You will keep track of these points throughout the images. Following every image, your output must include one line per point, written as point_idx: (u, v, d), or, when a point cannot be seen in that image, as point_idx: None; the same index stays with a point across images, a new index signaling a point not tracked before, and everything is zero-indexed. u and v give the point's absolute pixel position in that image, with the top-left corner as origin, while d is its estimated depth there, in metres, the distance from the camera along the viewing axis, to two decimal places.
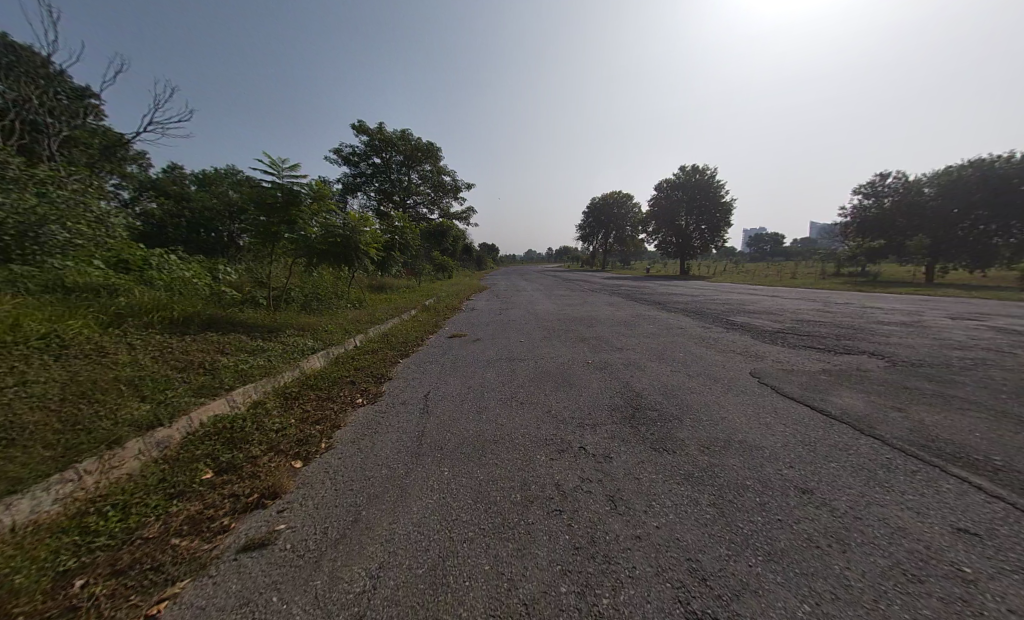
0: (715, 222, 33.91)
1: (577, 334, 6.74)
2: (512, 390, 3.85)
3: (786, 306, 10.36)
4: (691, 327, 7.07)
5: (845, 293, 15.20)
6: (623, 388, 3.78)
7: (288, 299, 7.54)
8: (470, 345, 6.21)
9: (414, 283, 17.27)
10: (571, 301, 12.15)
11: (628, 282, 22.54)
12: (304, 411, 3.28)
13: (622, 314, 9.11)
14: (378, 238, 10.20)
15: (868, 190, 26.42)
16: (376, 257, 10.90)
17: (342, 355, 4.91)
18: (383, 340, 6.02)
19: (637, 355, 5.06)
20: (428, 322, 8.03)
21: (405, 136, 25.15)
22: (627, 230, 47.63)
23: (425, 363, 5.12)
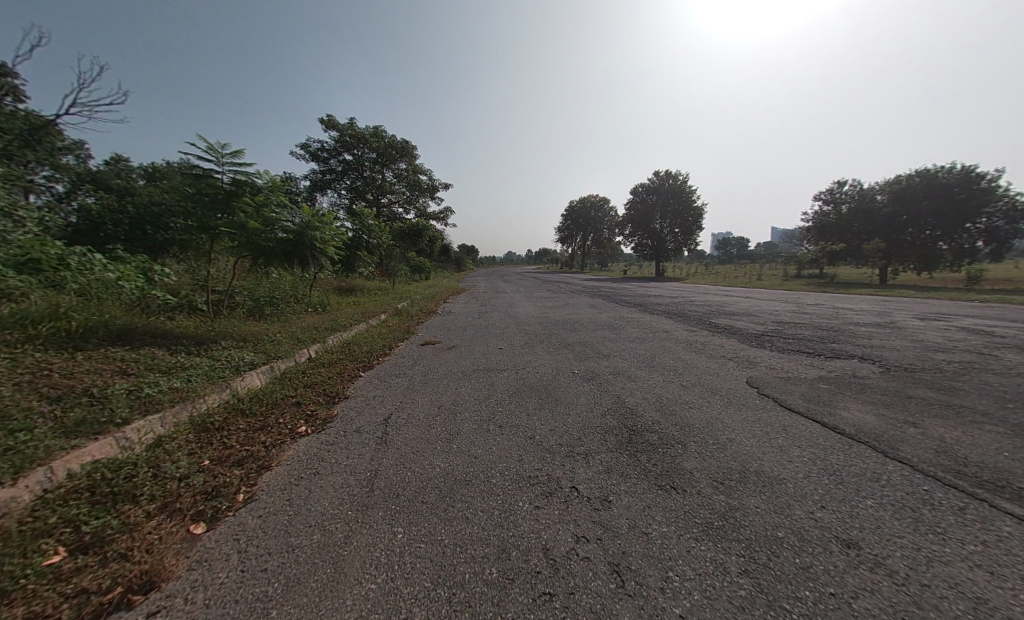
0: (688, 225, 34.76)
1: (558, 340, 6.30)
2: (487, 409, 3.32)
3: (763, 307, 10.39)
4: (675, 330, 6.79)
5: (812, 294, 15.67)
6: (614, 404, 3.33)
7: (239, 305, 6.64)
8: (442, 353, 5.64)
9: (387, 285, 16.41)
10: (551, 303, 11.77)
11: (606, 284, 22.50)
12: (224, 449, 2.64)
13: (604, 317, 8.79)
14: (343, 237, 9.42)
15: (828, 196, 27.78)
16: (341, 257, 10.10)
17: (290, 370, 4.23)
18: (342, 350, 5.32)
19: (624, 364, 4.67)
20: (398, 328, 7.37)
21: (378, 133, 24.26)
22: (603, 232, 48.21)
23: (390, 376, 4.50)
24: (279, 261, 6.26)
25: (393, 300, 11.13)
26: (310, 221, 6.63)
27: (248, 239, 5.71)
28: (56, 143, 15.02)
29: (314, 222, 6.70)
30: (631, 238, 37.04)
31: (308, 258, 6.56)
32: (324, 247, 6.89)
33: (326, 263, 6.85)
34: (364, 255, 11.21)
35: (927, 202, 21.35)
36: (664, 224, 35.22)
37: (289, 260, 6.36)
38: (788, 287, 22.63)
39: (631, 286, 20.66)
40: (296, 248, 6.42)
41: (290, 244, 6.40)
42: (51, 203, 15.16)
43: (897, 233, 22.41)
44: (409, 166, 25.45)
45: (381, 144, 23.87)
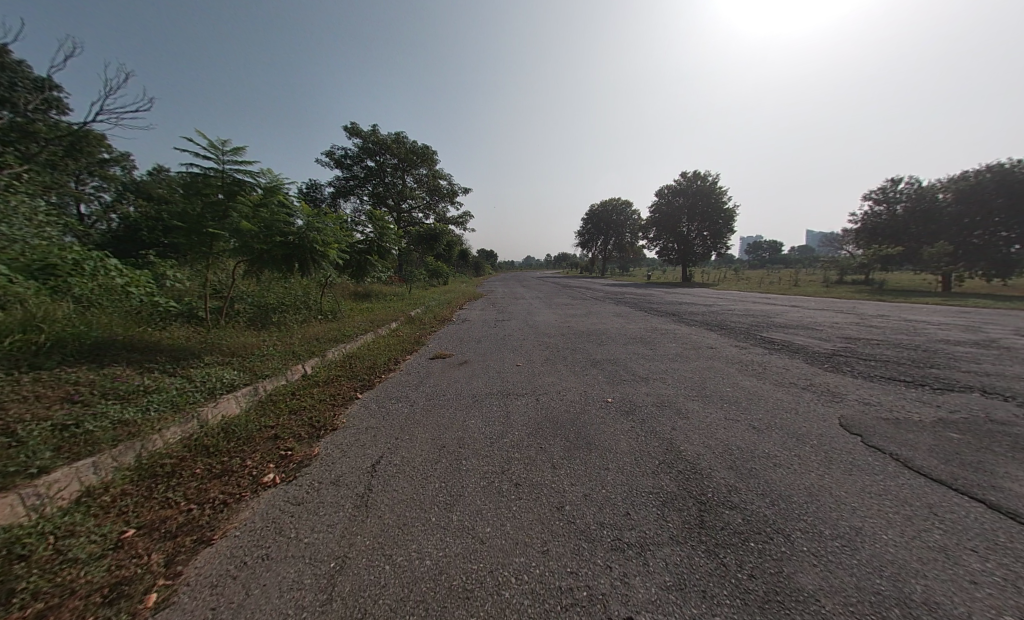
0: (719, 229, 32.97)
1: (584, 356, 5.52)
2: (501, 456, 2.60)
3: (817, 319, 9.18)
4: (722, 346, 5.86)
5: (866, 302, 14.08)
6: (667, 454, 2.54)
7: (242, 313, 6.18)
8: (453, 370, 4.96)
9: (405, 290, 16.07)
10: (575, 312, 10.98)
11: (632, 290, 21.35)
12: (161, 511, 2.03)
13: (636, 328, 7.93)
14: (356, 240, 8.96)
15: (879, 196, 25.54)
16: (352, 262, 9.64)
17: (277, 394, 3.67)
18: (341, 365, 4.75)
19: (669, 392, 3.83)
20: (408, 338, 6.79)
21: (401, 139, 24.30)
22: (628, 236, 46.82)
23: (389, 401, 3.84)
24: (274, 264, 5.41)
25: (408, 307, 10.63)
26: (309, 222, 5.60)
27: (239, 240, 5.05)
28: (98, 154, 15.73)
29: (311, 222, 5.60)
30: (657, 242, 35.56)
31: (306, 263, 5.55)
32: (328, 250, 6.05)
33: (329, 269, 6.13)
34: (378, 259, 10.76)
35: (1000, 201, 19.04)
36: (693, 228, 33.60)
37: (283, 265, 5.44)
38: (833, 295, 20.81)
39: (659, 292, 19.47)
40: (292, 252, 5.46)
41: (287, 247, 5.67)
42: (95, 211, 15.91)
43: (963, 235, 20.11)
44: (430, 171, 25.26)
45: (403, 150, 23.85)
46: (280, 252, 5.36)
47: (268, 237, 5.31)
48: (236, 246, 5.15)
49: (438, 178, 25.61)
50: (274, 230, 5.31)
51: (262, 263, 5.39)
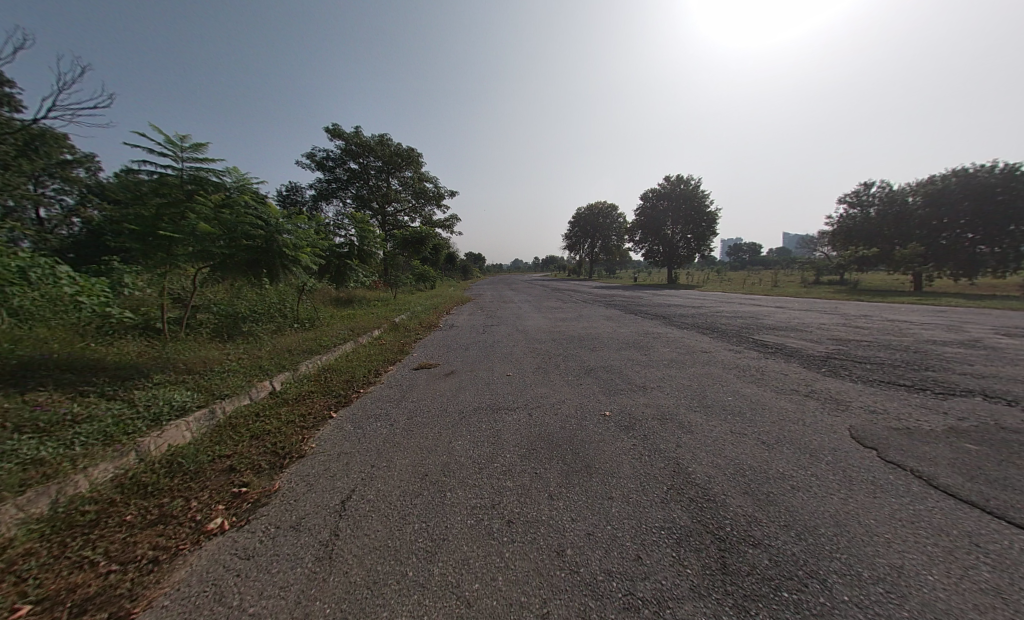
0: (702, 231, 33.54)
1: (577, 363, 5.26)
2: (491, 486, 2.29)
3: (805, 319, 9.19)
4: (717, 350, 5.71)
5: (849, 302, 14.30)
6: (675, 477, 2.29)
7: (205, 323, 5.69)
8: (438, 382, 4.61)
9: (389, 295, 15.61)
10: (565, 315, 10.78)
11: (619, 293, 21.36)
12: (72, 577, 1.65)
13: (627, 332, 7.76)
14: (323, 241, 8.38)
15: (854, 199, 26.39)
16: (318, 263, 8.98)
17: (238, 417, 3.26)
18: (313, 380, 4.35)
19: (669, 402, 3.61)
20: (391, 347, 6.41)
21: (384, 141, 23.78)
22: (614, 239, 47.25)
23: (366, 420, 3.47)
24: (238, 271, 4.81)
25: (392, 313, 10.20)
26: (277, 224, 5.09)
27: (196, 244, 4.50)
28: (57, 154, 14.77)
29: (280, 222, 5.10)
30: (642, 244, 35.93)
31: (276, 268, 5.06)
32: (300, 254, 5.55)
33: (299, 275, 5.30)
34: (359, 263, 10.27)
35: (967, 204, 19.83)
36: (676, 230, 34.09)
37: (249, 273, 4.90)
38: (813, 295, 21.30)
39: (646, 295, 19.49)
40: (259, 257, 4.95)
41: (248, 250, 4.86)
42: (57, 215, 14.99)
43: (934, 236, 20.86)
44: (414, 174, 24.78)
45: (386, 153, 23.36)
46: (246, 256, 4.84)
47: (231, 240, 4.72)
48: (196, 250, 4.58)
49: (423, 181, 25.19)
50: (238, 233, 4.71)
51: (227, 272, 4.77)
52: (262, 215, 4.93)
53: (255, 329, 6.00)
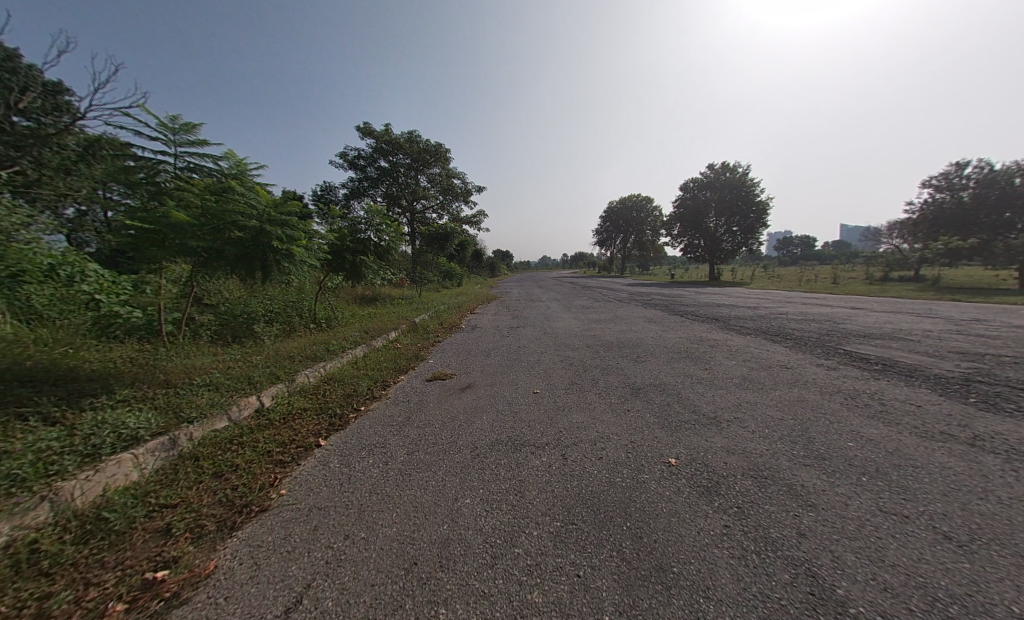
0: (751, 224, 30.79)
1: (620, 379, 4.31)
2: (510, 604, 1.44)
3: (900, 325, 7.60)
4: (800, 365, 4.56)
5: (941, 303, 12.17)
6: (822, 613, 1.34)
7: (205, 324, 5.23)
8: (452, 401, 3.82)
9: (415, 293, 15.16)
10: (600, 316, 9.75)
11: (659, 291, 19.82)
12: None
13: (676, 337, 6.68)
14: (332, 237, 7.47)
15: (940, 183, 22.98)
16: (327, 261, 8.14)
17: (205, 447, 2.65)
18: (308, 394, 3.72)
19: (759, 447, 2.59)
20: (407, 352, 5.76)
21: (414, 138, 23.56)
22: (650, 234, 44.88)
23: (357, 455, 2.73)
24: (227, 270, 3.91)
25: (414, 312, 9.57)
26: (269, 212, 4.15)
27: (171, 236, 3.60)
28: None
29: (274, 209, 4.23)
30: (681, 239, 33.61)
31: (269, 266, 4.13)
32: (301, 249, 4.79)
33: (293, 273, 4.40)
34: (374, 260, 9.22)
35: None
36: (720, 223, 31.49)
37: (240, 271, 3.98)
38: (887, 294, 18.66)
39: (689, 293, 17.90)
40: (248, 251, 3.97)
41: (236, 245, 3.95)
42: None
43: None
44: (443, 170, 24.51)
45: (415, 149, 23.17)
46: (234, 251, 3.88)
47: (216, 234, 3.77)
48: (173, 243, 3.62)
49: (453, 177, 24.77)
50: (225, 223, 3.81)
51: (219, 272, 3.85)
52: (253, 200, 4.11)
53: (259, 330, 5.51)
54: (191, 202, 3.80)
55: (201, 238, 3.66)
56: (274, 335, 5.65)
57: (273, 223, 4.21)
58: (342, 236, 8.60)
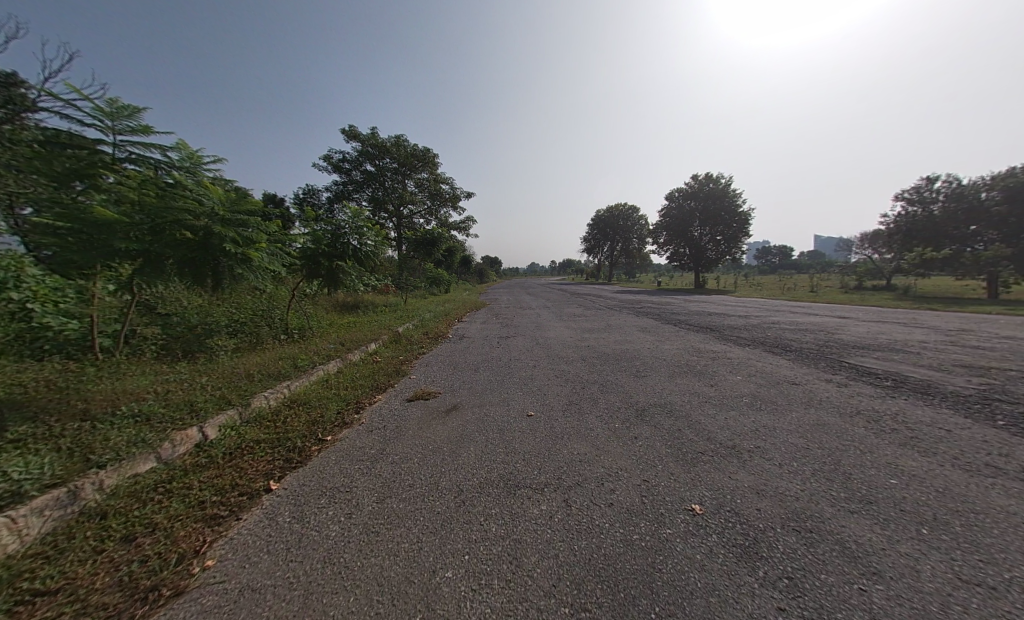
0: (735, 233, 31.32)
1: (622, 398, 3.91)
2: None
3: (896, 336, 7.50)
4: (811, 382, 4.27)
5: (925, 313, 12.33)
6: None
7: (148, 338, 4.53)
8: (434, 426, 3.33)
9: (400, 300, 14.54)
10: (594, 325, 9.39)
11: (648, 299, 19.76)
12: None
13: (674, 349, 6.36)
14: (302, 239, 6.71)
15: (913, 196, 23.88)
16: (301, 267, 7.49)
17: (119, 500, 2.11)
18: (264, 423, 3.18)
19: (794, 489, 2.22)
20: (387, 366, 5.24)
21: (401, 143, 23.07)
22: (637, 242, 45.34)
23: (315, 505, 2.23)
24: (170, 275, 3.40)
25: (397, 322, 8.99)
26: (220, 208, 3.61)
27: (94, 235, 3.00)
28: None
29: (228, 205, 3.69)
30: (666, 247, 33.93)
31: (221, 272, 3.59)
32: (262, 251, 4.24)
33: (253, 279, 3.87)
34: (353, 265, 8.29)
35: None
36: (704, 231, 31.95)
37: (187, 277, 3.48)
38: (866, 302, 19.05)
39: (677, 301, 17.93)
40: (196, 255, 3.43)
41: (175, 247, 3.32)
42: None
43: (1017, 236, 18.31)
44: (430, 176, 24.08)
45: (402, 154, 22.65)
46: (178, 254, 3.33)
47: (156, 232, 3.25)
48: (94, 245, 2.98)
49: (440, 182, 24.33)
50: (167, 221, 3.26)
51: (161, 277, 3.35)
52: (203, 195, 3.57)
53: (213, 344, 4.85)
54: (125, 196, 3.25)
55: (138, 237, 3.16)
56: (231, 349, 4.99)
57: (227, 223, 3.67)
58: (318, 239, 7.92)
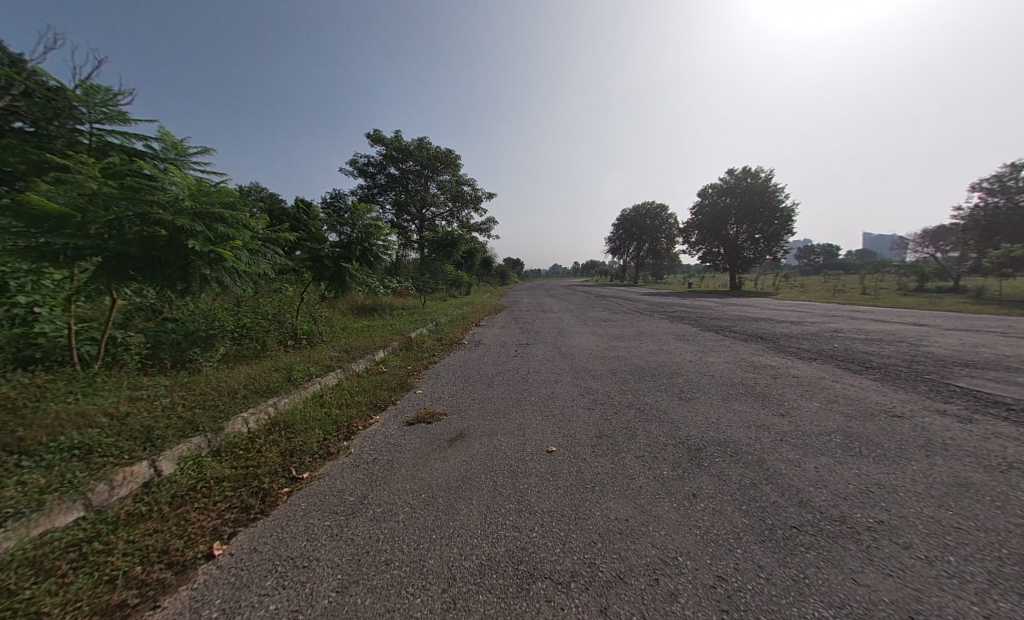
0: (777, 231, 29.08)
1: (667, 430, 3.13)
2: None
3: (997, 350, 6.22)
4: (916, 415, 3.31)
5: (1015, 320, 10.59)
6: None
7: (130, 343, 4.08)
8: (433, 462, 2.70)
9: (418, 303, 14.15)
10: (623, 332, 8.50)
11: (678, 302, 18.54)
12: None
13: (722, 362, 5.45)
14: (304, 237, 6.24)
15: (992, 186, 21.14)
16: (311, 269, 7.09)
17: (9, 575, 1.61)
18: (233, 454, 2.66)
19: (973, 614, 1.40)
20: (392, 379, 4.68)
21: (425, 145, 22.88)
22: (667, 242, 43.36)
23: (256, 591, 1.63)
24: (136, 277, 3.04)
25: (412, 327, 8.48)
26: (191, 202, 3.20)
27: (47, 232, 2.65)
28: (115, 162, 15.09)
29: (200, 197, 3.28)
30: (700, 246, 32.03)
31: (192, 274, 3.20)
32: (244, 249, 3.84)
33: (230, 282, 3.47)
34: (360, 266, 7.61)
35: None
36: (742, 230, 29.87)
37: (155, 280, 3.11)
38: (936, 306, 16.88)
39: (713, 304, 16.63)
40: (161, 254, 3.04)
41: (139, 246, 2.96)
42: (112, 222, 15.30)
43: None
44: (452, 177, 23.82)
45: (425, 155, 22.50)
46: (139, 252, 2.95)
47: (117, 228, 2.89)
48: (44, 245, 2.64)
49: (463, 183, 24.04)
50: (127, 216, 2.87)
51: (126, 278, 3.00)
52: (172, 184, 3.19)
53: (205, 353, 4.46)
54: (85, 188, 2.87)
55: (96, 233, 2.83)
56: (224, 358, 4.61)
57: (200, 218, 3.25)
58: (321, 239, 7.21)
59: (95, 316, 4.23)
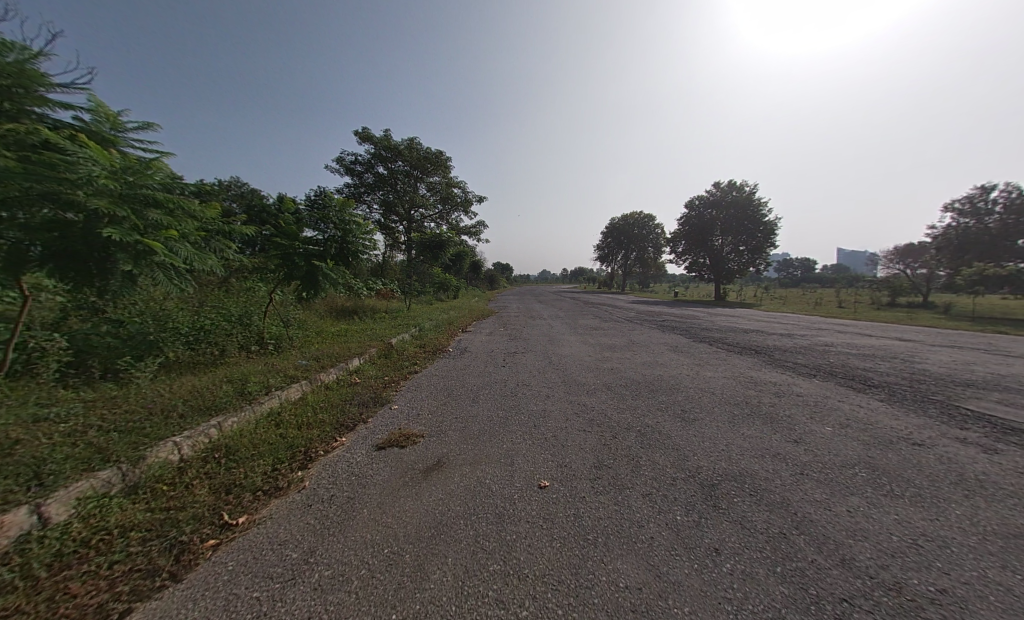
0: (762, 243, 29.61)
1: (674, 460, 2.76)
2: None
3: (990, 369, 6.15)
4: (939, 446, 3.04)
5: (993, 337, 10.80)
6: None
7: (48, 348, 3.44)
8: (402, 502, 2.24)
9: (401, 306, 13.57)
10: (615, 342, 8.18)
11: (666, 311, 18.47)
12: None
13: (721, 378, 5.15)
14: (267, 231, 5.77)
15: (964, 207, 22.02)
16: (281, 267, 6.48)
17: None
18: (152, 492, 2.15)
19: None
20: (364, 392, 4.18)
21: (414, 145, 22.38)
22: (653, 251, 43.79)
23: None
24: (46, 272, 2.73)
25: (392, 332, 7.95)
26: (112, 182, 2.81)
27: None
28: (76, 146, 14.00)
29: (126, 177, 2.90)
30: (686, 256, 32.34)
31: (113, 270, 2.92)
32: (181, 237, 3.43)
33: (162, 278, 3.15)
34: (336, 266, 7.05)
35: None
36: (728, 241, 30.32)
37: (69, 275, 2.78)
38: (913, 321, 17.33)
39: (701, 314, 16.49)
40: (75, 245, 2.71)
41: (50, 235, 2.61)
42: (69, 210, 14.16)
43: None
44: (441, 179, 23.36)
45: (415, 155, 21.98)
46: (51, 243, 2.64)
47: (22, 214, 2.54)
48: None
49: (453, 185, 23.63)
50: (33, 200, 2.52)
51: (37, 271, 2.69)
52: (89, 159, 2.77)
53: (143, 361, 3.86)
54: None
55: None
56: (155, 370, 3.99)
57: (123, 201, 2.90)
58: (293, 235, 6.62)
59: (10, 314, 3.59)
